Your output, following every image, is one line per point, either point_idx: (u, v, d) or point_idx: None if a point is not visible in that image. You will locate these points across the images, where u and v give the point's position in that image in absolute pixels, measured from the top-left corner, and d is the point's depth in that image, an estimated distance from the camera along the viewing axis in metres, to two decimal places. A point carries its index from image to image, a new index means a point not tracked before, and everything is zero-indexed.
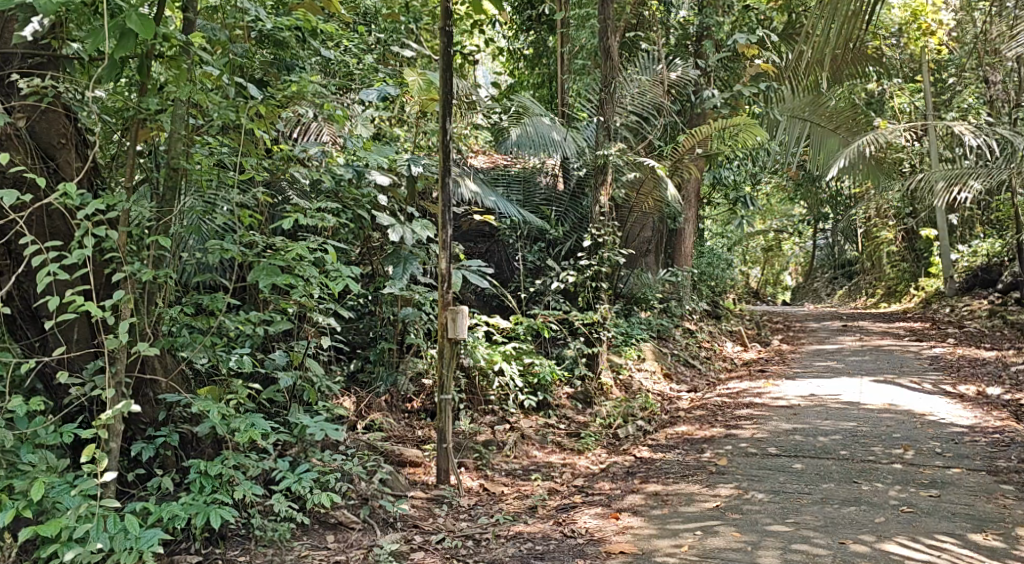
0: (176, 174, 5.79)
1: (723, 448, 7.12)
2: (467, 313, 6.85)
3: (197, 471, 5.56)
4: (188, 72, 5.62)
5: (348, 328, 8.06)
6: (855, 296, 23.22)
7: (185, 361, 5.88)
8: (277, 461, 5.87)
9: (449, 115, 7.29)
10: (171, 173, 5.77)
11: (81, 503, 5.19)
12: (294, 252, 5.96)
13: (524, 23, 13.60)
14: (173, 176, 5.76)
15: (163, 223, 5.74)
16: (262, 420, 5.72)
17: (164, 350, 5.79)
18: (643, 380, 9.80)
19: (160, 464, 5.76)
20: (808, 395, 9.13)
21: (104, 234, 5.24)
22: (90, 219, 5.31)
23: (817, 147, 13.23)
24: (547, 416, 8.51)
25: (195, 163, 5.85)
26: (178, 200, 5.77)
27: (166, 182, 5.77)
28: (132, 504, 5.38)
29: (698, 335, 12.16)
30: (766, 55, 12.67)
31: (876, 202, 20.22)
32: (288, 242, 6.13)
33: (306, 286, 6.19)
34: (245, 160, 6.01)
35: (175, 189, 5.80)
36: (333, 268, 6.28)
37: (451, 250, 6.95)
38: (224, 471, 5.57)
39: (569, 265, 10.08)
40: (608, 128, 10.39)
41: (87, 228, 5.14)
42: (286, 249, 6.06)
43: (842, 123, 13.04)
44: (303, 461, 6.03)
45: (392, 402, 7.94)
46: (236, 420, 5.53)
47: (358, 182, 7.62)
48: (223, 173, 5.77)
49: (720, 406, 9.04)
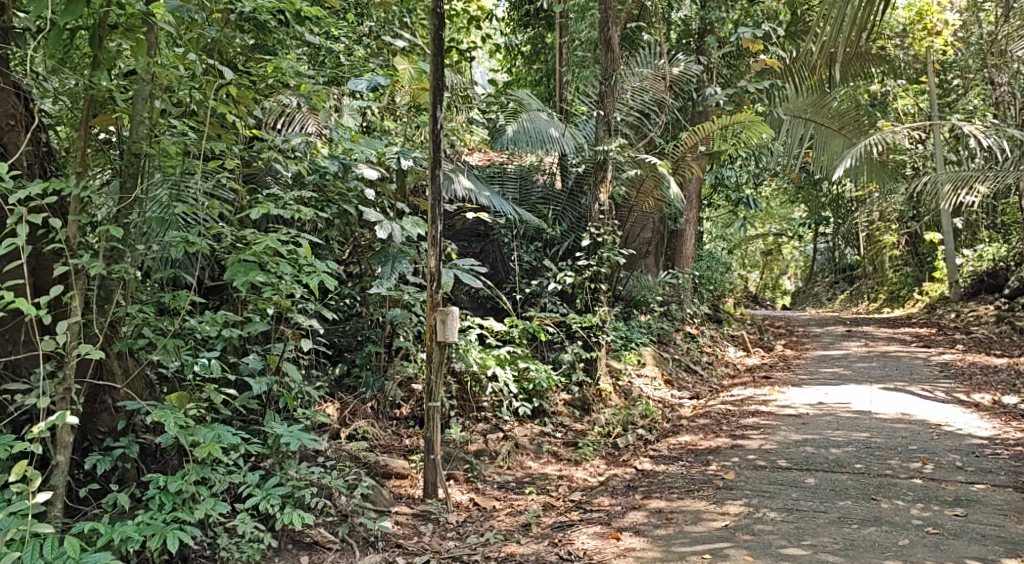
0: (138, 162, 5.37)
1: (729, 460, 6.70)
2: (457, 316, 6.42)
3: (156, 487, 5.14)
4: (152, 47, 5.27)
5: (335, 331, 7.63)
6: (857, 301, 22.79)
7: (149, 364, 5.49)
8: (247, 476, 5.44)
9: (440, 104, 6.84)
10: (132, 160, 5.35)
11: (13, 526, 4.75)
12: (263, 246, 5.66)
13: (522, 20, 13.32)
14: (133, 163, 5.34)
15: (123, 214, 5.35)
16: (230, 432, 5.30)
17: (124, 352, 5.40)
18: (643, 386, 9.38)
19: (121, 477, 5.35)
20: (817, 403, 8.73)
21: (43, 222, 4.83)
22: (30, 205, 4.91)
23: (820, 149, 13.03)
24: (542, 425, 8.09)
25: (162, 149, 5.44)
26: (139, 189, 5.35)
27: (126, 171, 5.36)
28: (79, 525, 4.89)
29: (700, 339, 11.74)
30: (771, 51, 12.16)
31: (879, 204, 19.80)
32: (261, 236, 5.75)
33: (280, 284, 5.87)
34: (216, 146, 5.62)
35: (136, 178, 5.39)
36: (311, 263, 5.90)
37: (441, 248, 6.51)
38: (191, 486, 5.15)
39: (567, 266, 9.66)
40: (609, 124, 9.97)
41: (22, 215, 4.77)
42: (256, 243, 5.76)
43: (846, 123, 12.82)
44: (275, 474, 5.59)
45: (380, 410, 7.52)
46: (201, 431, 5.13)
47: (344, 176, 7.37)
48: (193, 159, 5.35)
49: (724, 413, 8.62)
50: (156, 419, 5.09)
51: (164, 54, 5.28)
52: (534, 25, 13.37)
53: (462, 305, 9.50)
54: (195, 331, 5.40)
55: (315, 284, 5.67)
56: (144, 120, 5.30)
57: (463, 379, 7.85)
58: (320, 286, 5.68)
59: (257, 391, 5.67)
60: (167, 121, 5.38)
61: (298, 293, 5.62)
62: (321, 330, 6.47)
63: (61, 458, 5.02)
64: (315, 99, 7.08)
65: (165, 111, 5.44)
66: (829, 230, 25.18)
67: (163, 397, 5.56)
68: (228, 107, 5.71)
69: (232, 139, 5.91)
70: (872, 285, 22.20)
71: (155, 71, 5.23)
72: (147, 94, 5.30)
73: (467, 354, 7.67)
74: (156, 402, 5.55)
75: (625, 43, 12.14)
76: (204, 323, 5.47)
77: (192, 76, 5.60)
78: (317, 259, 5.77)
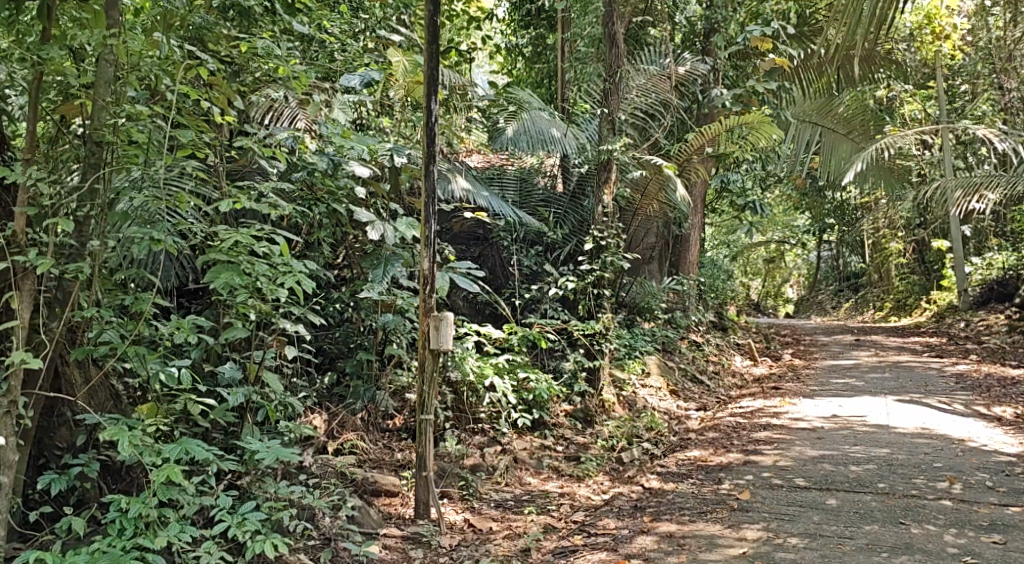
0: (101, 152, 4.97)
1: (742, 478, 6.28)
2: (452, 321, 5.98)
3: (116, 510, 4.76)
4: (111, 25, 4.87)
5: (325, 338, 7.21)
6: (862, 309, 22.34)
7: (111, 370, 5.10)
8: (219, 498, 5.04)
9: (434, 97, 6.38)
10: (93, 149, 4.94)
11: None
12: (232, 241, 5.28)
13: (523, 19, 12.91)
14: (94, 152, 4.93)
15: (87, 210, 4.95)
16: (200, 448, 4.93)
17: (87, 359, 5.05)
18: (648, 397, 8.95)
19: (82, 498, 5.04)
20: (830, 415, 8.32)
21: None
22: None
23: (827, 154, 12.63)
24: (542, 437, 7.69)
25: (127, 135, 5.03)
26: (98, 179, 4.93)
27: (88, 162, 4.94)
28: (25, 554, 4.57)
29: (706, 348, 11.31)
30: (780, 49, 11.63)
31: (886, 211, 19.35)
32: (232, 232, 5.37)
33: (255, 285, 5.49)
34: (184, 134, 5.18)
35: (98, 169, 4.96)
36: (291, 261, 5.53)
37: (435, 248, 6.07)
38: (154, 510, 4.76)
39: (569, 271, 9.26)
40: (613, 122, 9.55)
41: None
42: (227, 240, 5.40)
43: (855, 127, 12.33)
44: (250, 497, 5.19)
45: (371, 421, 7.11)
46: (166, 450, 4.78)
47: (334, 174, 6.97)
48: (159, 146, 4.92)
49: (734, 426, 8.19)
50: (111, 437, 4.69)
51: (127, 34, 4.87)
52: (536, 23, 12.97)
53: (459, 311, 9.08)
54: (163, 338, 5.03)
55: (297, 284, 5.35)
56: (106, 105, 4.88)
57: (459, 389, 7.45)
58: (300, 286, 5.35)
59: (235, 403, 5.31)
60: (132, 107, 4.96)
61: (281, 295, 5.31)
62: (305, 336, 6.08)
63: (5, 479, 4.63)
64: (297, 85, 6.72)
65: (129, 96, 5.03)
66: (833, 238, 24.71)
67: (128, 409, 5.21)
68: (198, 93, 5.33)
69: (206, 129, 5.47)
70: (879, 294, 21.75)
71: (113, 50, 4.82)
72: (109, 77, 4.89)
73: (463, 363, 7.25)
74: (123, 414, 5.20)
75: (630, 41, 11.75)
76: (170, 328, 5.07)
77: (159, 57, 5.16)
78: (296, 257, 5.43)
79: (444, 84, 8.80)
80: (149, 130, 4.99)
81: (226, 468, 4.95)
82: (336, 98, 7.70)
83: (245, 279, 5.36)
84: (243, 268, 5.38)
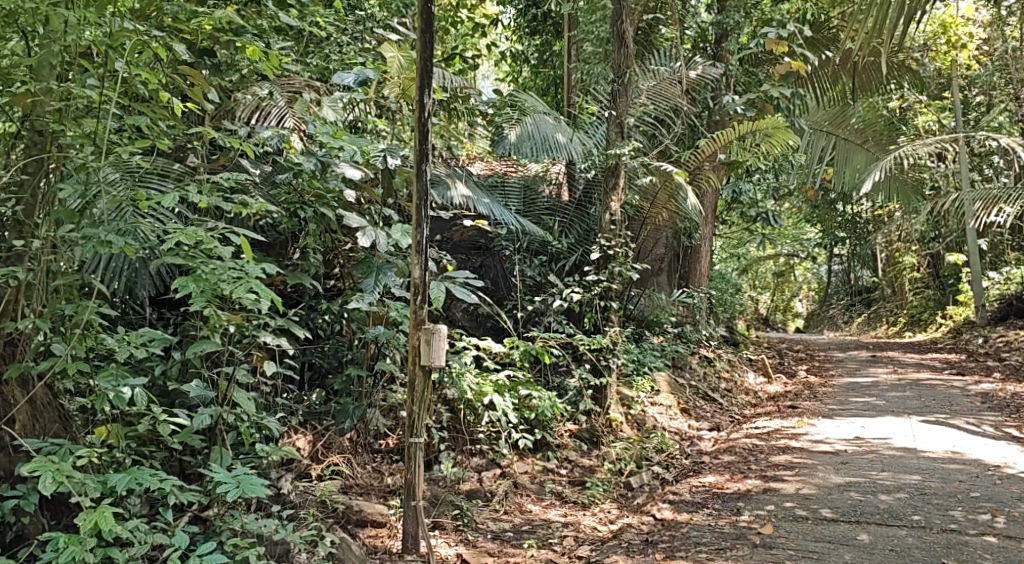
0: (47, 139, 4.71)
1: (763, 508, 5.79)
2: (445, 335, 5.45)
3: (52, 551, 4.38)
4: (54, 2, 4.53)
5: (313, 351, 6.72)
6: (875, 323, 21.65)
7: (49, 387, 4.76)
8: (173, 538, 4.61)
9: (428, 87, 5.71)
10: (36, 138, 4.70)
11: None
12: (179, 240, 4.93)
13: (529, 25, 12.38)
14: (37, 142, 4.68)
15: (31, 202, 4.73)
16: (149, 477, 4.61)
17: (26, 378, 4.69)
18: (658, 416, 8.44)
19: (20, 534, 4.66)
20: (853, 438, 7.79)
21: None
22: None
23: (841, 166, 11.83)
24: (545, 460, 7.22)
25: (76, 121, 4.72)
26: (39, 172, 4.69)
27: (30, 151, 4.69)
28: None
29: (718, 364, 10.75)
30: (797, 52, 11.02)
31: (901, 224, 18.74)
32: (185, 232, 4.98)
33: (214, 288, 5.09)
34: (133, 120, 4.78)
35: (43, 160, 4.70)
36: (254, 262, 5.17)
37: (427, 255, 5.56)
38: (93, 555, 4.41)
39: (574, 282, 8.77)
40: (622, 125, 9.02)
41: None
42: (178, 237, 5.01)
43: (871, 135, 11.63)
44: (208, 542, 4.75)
45: (360, 442, 6.60)
46: (112, 479, 4.50)
47: (322, 176, 6.53)
48: (100, 132, 4.57)
49: (750, 449, 7.66)
50: (33, 471, 4.43)
51: (70, 10, 4.49)
52: (544, 30, 12.40)
53: (458, 324, 8.57)
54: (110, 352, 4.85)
55: (254, 286, 4.99)
56: (50, 89, 4.60)
57: (456, 407, 6.98)
58: (259, 289, 4.98)
59: (199, 425, 4.99)
60: (80, 90, 4.65)
61: (238, 298, 4.96)
62: (286, 350, 5.62)
63: None
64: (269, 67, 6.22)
65: (79, 81, 4.68)
66: (844, 251, 24.04)
67: (78, 432, 4.85)
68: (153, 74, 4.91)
69: (162, 113, 5.05)
70: (892, 308, 21.08)
71: (55, 29, 4.48)
72: (53, 58, 4.60)
73: (461, 380, 6.78)
74: (73, 437, 4.85)
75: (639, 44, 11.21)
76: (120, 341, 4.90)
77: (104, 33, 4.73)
78: (254, 257, 5.06)
79: (444, 86, 8.32)
80: (98, 115, 4.56)
81: (182, 498, 4.62)
82: (327, 97, 7.23)
83: (200, 283, 5.06)
84: (201, 274, 5.07)
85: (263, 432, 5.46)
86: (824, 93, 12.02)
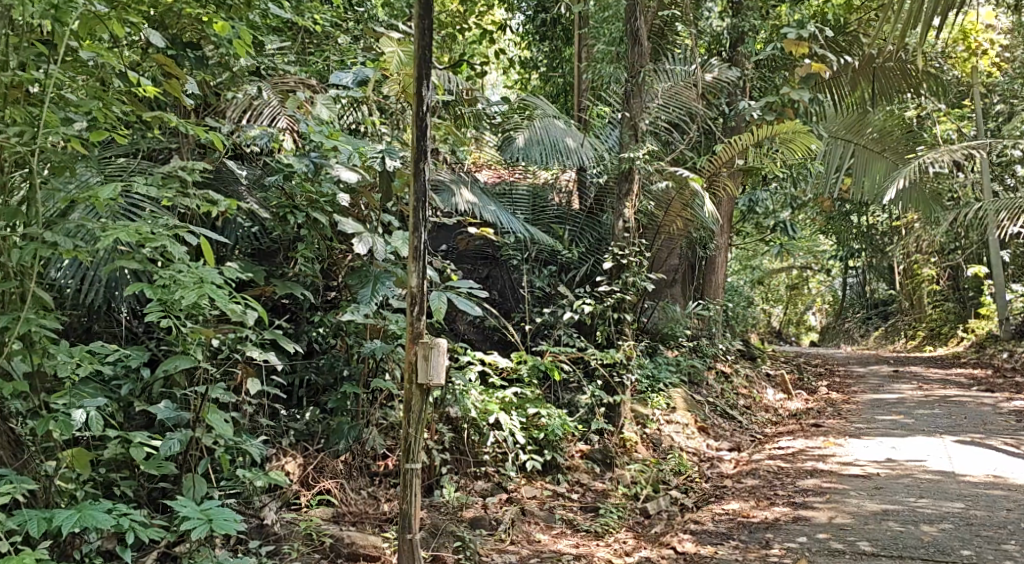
0: None
1: (795, 541, 5.54)
2: (445, 350, 4.93)
3: None
4: None
5: (309, 367, 6.27)
6: (893, 337, 21.00)
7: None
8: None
9: (426, 79, 5.09)
10: None
11: None
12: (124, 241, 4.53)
13: (538, 30, 11.84)
14: None
15: None
16: (101, 513, 4.24)
17: None
18: (674, 435, 7.95)
19: None
20: (885, 459, 7.29)
21: None
22: None
23: (860, 175, 11.33)
24: (555, 483, 6.76)
25: (25, 106, 4.51)
26: None
27: None
28: None
29: (735, 380, 10.23)
30: (819, 54, 10.43)
31: (919, 234, 18.07)
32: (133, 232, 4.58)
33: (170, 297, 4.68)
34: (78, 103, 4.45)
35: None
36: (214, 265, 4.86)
37: (425, 263, 5.06)
38: None
39: (586, 293, 8.30)
40: (635, 128, 8.53)
41: None
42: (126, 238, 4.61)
43: (890, 145, 11.06)
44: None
45: (356, 465, 6.09)
46: (56, 517, 4.13)
47: (316, 178, 6.08)
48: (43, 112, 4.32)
49: (775, 472, 7.14)
50: None
51: None
52: (554, 35, 11.87)
53: (464, 337, 8.10)
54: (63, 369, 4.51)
55: (212, 291, 4.68)
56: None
57: (459, 426, 6.61)
58: (217, 294, 4.67)
59: (167, 452, 4.71)
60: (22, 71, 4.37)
61: (196, 305, 4.64)
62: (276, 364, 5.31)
63: None
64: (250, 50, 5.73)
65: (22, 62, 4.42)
66: (860, 263, 23.36)
67: (27, 459, 4.50)
68: (108, 54, 4.58)
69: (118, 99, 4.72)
70: (909, 322, 20.42)
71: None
72: None
73: (465, 398, 6.47)
74: (20, 465, 4.50)
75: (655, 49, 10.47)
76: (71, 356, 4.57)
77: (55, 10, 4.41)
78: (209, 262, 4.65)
79: (450, 91, 7.96)
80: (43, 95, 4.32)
81: (144, 536, 4.22)
82: (321, 95, 6.65)
83: (158, 290, 4.73)
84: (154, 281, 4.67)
85: (249, 457, 5.04)
86: (842, 99, 11.40)
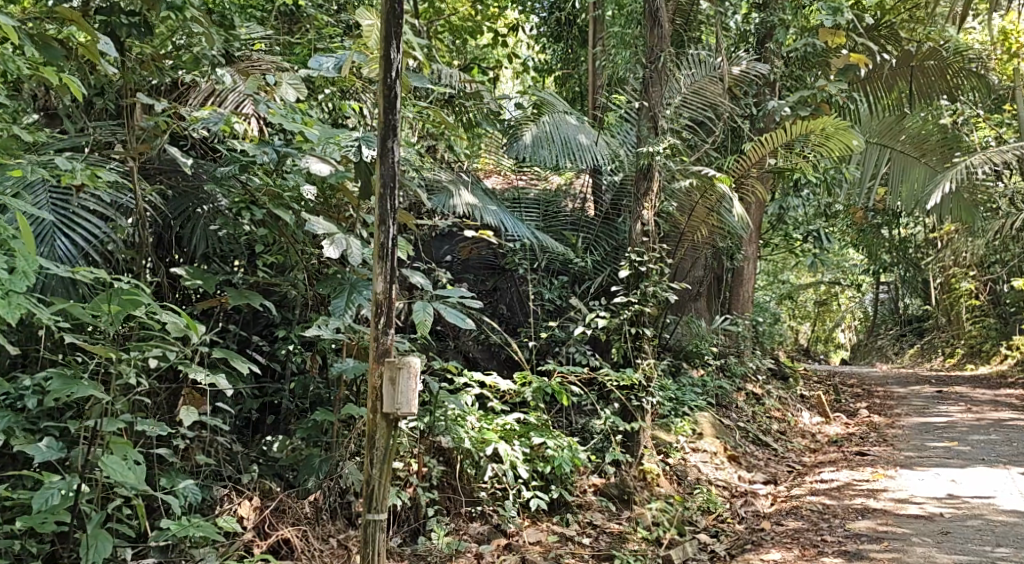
0: None
1: None
2: (416, 371, 4.10)
3: None
4: None
5: (281, 390, 5.45)
6: (928, 354, 19.83)
7: None
8: None
9: (393, 45, 4.23)
10: None
11: None
12: None
13: (555, 29, 10.87)
14: None
15: None
16: None
17: None
18: (702, 465, 7.01)
19: None
20: (946, 496, 6.29)
21: None
22: None
23: (894, 181, 9.97)
24: (563, 525, 5.86)
25: None
26: None
27: None
28: None
29: (767, 402, 9.27)
30: (858, 42, 9.43)
31: (955, 244, 16.91)
32: None
33: None
34: None
35: None
36: (29, 267, 4.13)
37: (395, 265, 4.22)
38: None
39: (600, 305, 7.39)
40: (654, 120, 7.56)
41: None
42: None
43: (930, 149, 9.74)
44: None
45: (326, 507, 5.20)
46: None
47: (279, 173, 5.22)
48: None
49: (821, 511, 6.16)
50: None
51: None
52: (568, 33, 10.82)
53: (469, 355, 7.21)
54: None
55: None
56: None
57: (452, 459, 5.72)
58: None
59: (43, 506, 4.09)
60: None
61: None
62: (226, 388, 4.67)
63: None
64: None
65: None
66: (893, 278, 22.17)
67: None
68: None
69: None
70: (946, 338, 19.25)
71: None
72: None
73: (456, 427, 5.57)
74: None
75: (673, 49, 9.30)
76: None
77: None
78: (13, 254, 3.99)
79: (449, 86, 7.12)
80: None
81: None
82: (291, 75, 5.63)
83: None
84: None
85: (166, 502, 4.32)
86: (878, 101, 10.26)
